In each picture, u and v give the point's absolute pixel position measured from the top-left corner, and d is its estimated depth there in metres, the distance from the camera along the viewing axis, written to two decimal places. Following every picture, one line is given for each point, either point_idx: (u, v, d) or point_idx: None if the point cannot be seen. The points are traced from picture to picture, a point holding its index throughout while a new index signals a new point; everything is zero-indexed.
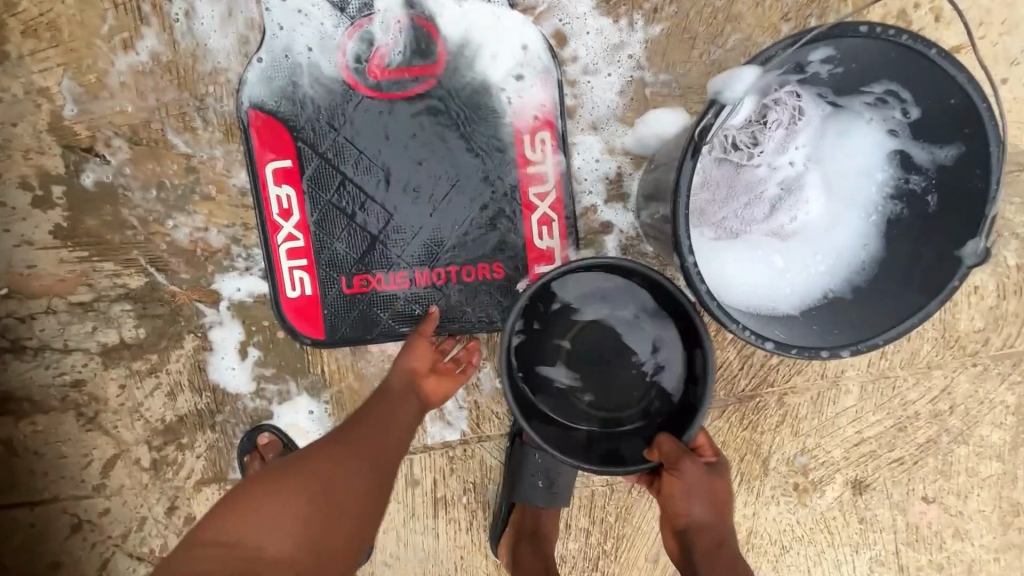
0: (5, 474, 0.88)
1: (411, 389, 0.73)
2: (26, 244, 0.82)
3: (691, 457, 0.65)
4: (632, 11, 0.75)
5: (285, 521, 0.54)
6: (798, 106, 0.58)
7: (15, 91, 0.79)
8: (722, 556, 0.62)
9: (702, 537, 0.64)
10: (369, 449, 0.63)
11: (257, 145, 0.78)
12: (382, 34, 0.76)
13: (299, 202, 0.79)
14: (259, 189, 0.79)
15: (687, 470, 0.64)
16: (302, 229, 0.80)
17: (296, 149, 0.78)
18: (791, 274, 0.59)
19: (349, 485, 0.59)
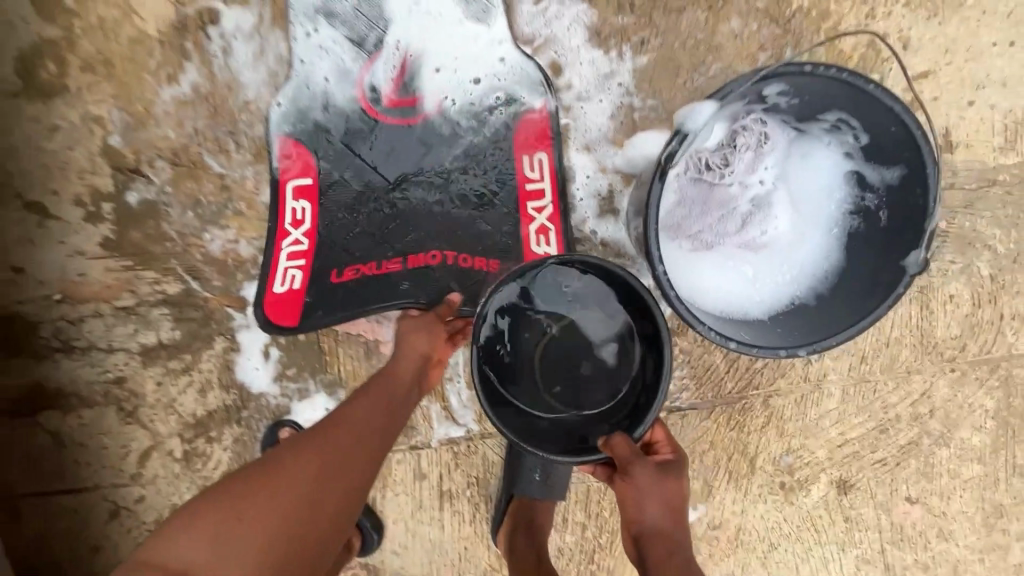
0: (52, 463, 0.97)
1: (409, 382, 0.76)
2: (78, 255, 0.92)
3: (642, 461, 0.67)
4: (621, 43, 0.82)
5: (247, 549, 0.54)
6: (764, 131, 0.64)
7: (72, 119, 0.89)
8: (673, 563, 0.65)
9: (656, 542, 0.66)
10: (348, 465, 0.63)
11: (281, 164, 0.87)
12: (387, 75, 0.85)
13: (311, 214, 0.87)
14: (277, 199, 0.87)
15: (639, 474, 0.67)
16: (310, 237, 0.87)
17: (316, 167, 0.87)
18: (761, 282, 0.65)
19: (320, 510, 0.59)
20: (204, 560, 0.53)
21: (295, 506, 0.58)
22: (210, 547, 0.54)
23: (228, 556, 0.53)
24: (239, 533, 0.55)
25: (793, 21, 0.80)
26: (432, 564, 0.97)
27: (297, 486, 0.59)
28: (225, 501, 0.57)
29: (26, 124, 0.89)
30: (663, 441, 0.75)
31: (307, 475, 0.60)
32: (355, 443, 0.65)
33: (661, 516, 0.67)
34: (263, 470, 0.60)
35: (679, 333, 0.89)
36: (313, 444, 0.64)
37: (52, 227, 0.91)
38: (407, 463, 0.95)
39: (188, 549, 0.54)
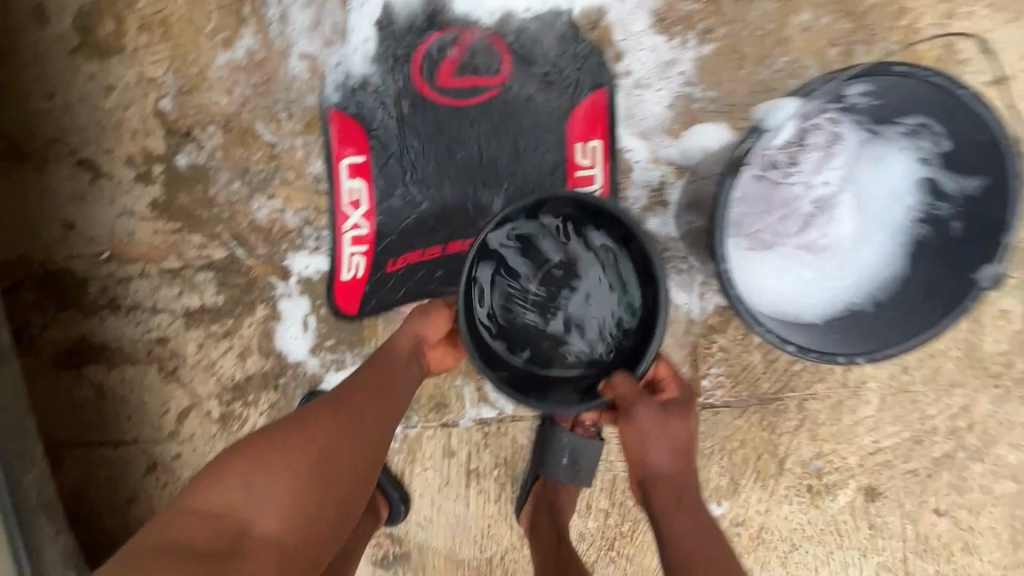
0: (95, 415, 1.00)
1: (411, 356, 0.77)
2: (127, 214, 0.93)
3: (644, 401, 0.70)
4: (685, 31, 0.80)
5: (277, 499, 0.59)
6: (837, 131, 0.62)
7: (128, 79, 0.89)
8: (682, 499, 0.69)
9: (661, 477, 0.71)
10: (360, 425, 0.66)
11: (334, 140, 0.87)
12: (454, 42, 0.84)
13: (368, 192, 0.88)
14: (330, 179, 0.88)
15: (642, 413, 0.70)
16: (368, 215, 0.89)
17: (367, 144, 0.87)
18: (819, 284, 0.64)
19: (343, 467, 0.63)
20: (238, 507, 0.58)
21: (319, 463, 0.61)
22: (243, 497, 0.59)
23: (261, 505, 0.58)
24: (264, 484, 0.59)
25: (868, 17, 0.77)
26: (455, 539, 0.99)
27: (319, 444, 0.62)
28: (254, 454, 0.61)
29: (83, 82, 0.90)
30: (668, 378, 0.78)
31: (329, 434, 0.63)
32: (366, 406, 0.68)
33: (666, 453, 0.71)
34: (287, 426, 0.64)
35: (719, 331, 0.88)
36: (329, 406, 0.66)
37: (103, 186, 0.93)
38: (437, 440, 0.96)
39: (220, 498, 0.58)
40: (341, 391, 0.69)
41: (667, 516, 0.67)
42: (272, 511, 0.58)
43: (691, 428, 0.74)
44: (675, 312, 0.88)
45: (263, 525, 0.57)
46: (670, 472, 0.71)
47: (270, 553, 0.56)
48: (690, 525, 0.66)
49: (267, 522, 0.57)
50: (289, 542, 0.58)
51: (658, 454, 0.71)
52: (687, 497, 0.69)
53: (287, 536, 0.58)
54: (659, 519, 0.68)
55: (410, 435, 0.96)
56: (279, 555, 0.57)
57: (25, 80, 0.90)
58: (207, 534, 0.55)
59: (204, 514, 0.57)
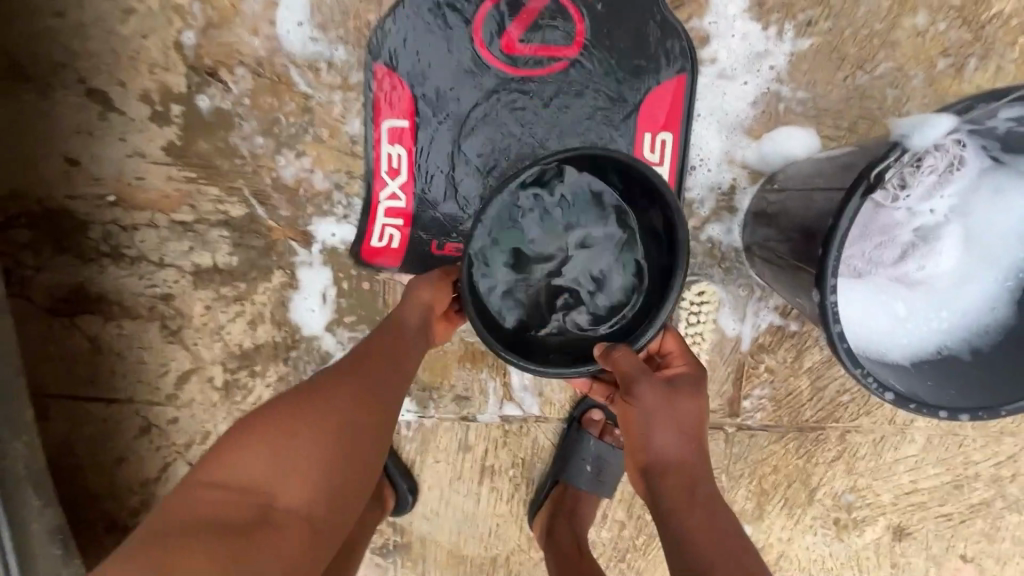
0: (87, 369, 0.92)
1: (422, 326, 0.68)
2: (138, 156, 0.84)
3: (647, 378, 0.60)
4: (783, 20, 0.72)
5: (304, 470, 0.53)
6: (959, 155, 0.55)
7: (151, 4, 0.80)
8: (695, 491, 0.58)
9: (666, 465, 0.59)
10: (383, 390, 0.60)
11: (377, 100, 0.79)
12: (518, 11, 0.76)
13: (409, 159, 0.80)
14: (370, 140, 0.80)
15: (645, 391, 0.60)
16: (407, 185, 0.81)
17: (414, 106, 0.79)
18: (912, 322, 0.58)
19: (370, 433, 0.58)
20: (261, 480, 0.52)
21: (345, 431, 0.56)
22: (266, 469, 0.53)
23: (287, 478, 0.53)
24: (287, 455, 0.54)
25: (987, 29, 0.70)
26: (460, 536, 0.95)
27: (343, 411, 0.56)
28: (273, 422, 0.55)
29: (100, 2, 0.80)
30: (675, 353, 0.68)
31: (352, 399, 0.57)
32: (387, 370, 0.62)
33: (673, 436, 0.60)
34: (305, 393, 0.58)
35: (769, 351, 0.82)
36: (344, 378, 0.59)
37: (113, 121, 0.83)
38: (453, 433, 0.91)
39: (243, 468, 0.53)
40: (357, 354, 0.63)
41: (671, 506, 0.57)
42: (301, 482, 0.53)
43: (703, 406, 0.63)
44: (726, 327, 0.82)
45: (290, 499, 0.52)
46: (679, 459, 0.60)
47: (299, 529, 0.52)
48: (703, 522, 0.55)
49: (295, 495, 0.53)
50: (320, 513, 0.53)
51: (663, 437, 0.60)
52: (697, 485, 0.58)
53: (315, 511, 0.53)
54: (664, 515, 0.57)
55: (426, 424, 0.91)
56: (309, 529, 0.52)
57: None
58: (230, 510, 0.50)
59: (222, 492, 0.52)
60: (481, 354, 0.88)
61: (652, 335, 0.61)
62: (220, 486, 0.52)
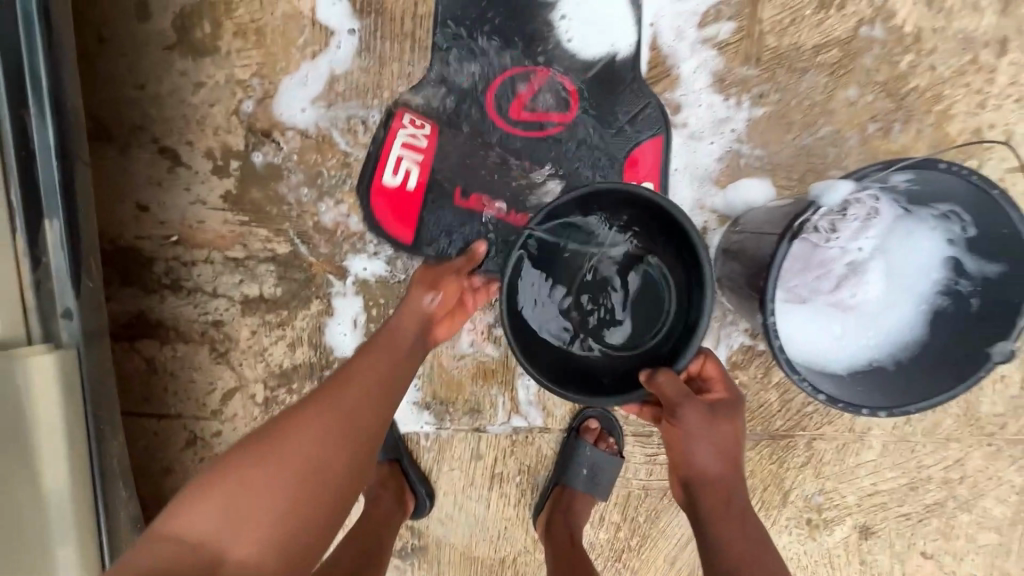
0: (143, 388, 1.04)
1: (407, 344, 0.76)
2: (199, 203, 0.99)
3: (691, 402, 0.71)
4: (741, 93, 0.87)
5: (259, 519, 0.57)
6: (875, 207, 0.69)
7: (217, 79, 0.95)
8: (730, 505, 0.68)
9: (706, 482, 0.70)
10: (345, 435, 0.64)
11: (396, 136, 0.94)
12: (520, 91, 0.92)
13: (416, 179, 0.95)
14: (383, 158, 0.95)
15: (688, 412, 0.71)
16: (413, 197, 0.95)
17: (434, 134, 0.94)
18: (846, 339, 0.71)
19: (330, 474, 0.61)
20: (215, 532, 0.56)
21: (305, 474, 0.60)
22: (223, 518, 0.57)
23: (240, 527, 0.56)
24: (245, 504, 0.57)
25: (907, 99, 0.85)
26: (472, 538, 1.05)
27: (301, 458, 0.60)
28: (235, 470, 0.60)
29: (175, 77, 0.96)
30: (715, 378, 0.77)
31: (310, 444, 0.61)
32: (351, 412, 0.66)
33: (711, 455, 0.71)
34: (267, 440, 0.62)
35: (741, 368, 0.95)
36: (303, 420, 0.63)
37: (180, 174, 0.98)
38: (467, 443, 1.03)
39: (201, 519, 0.56)
40: (327, 391, 0.67)
41: (710, 515, 0.68)
42: (253, 532, 0.56)
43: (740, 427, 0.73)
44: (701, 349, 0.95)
45: (241, 551, 0.55)
46: (715, 476, 0.70)
47: None
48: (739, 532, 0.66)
49: (249, 544, 0.56)
50: (270, 563, 0.56)
51: (703, 454, 0.71)
52: (730, 495, 0.70)
53: (268, 559, 0.56)
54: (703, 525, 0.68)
55: (443, 435, 1.03)
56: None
57: (120, 68, 0.96)
58: (187, 561, 0.53)
59: (181, 542, 0.55)
60: (491, 372, 1.01)
61: (690, 356, 0.72)
62: (179, 537, 0.56)
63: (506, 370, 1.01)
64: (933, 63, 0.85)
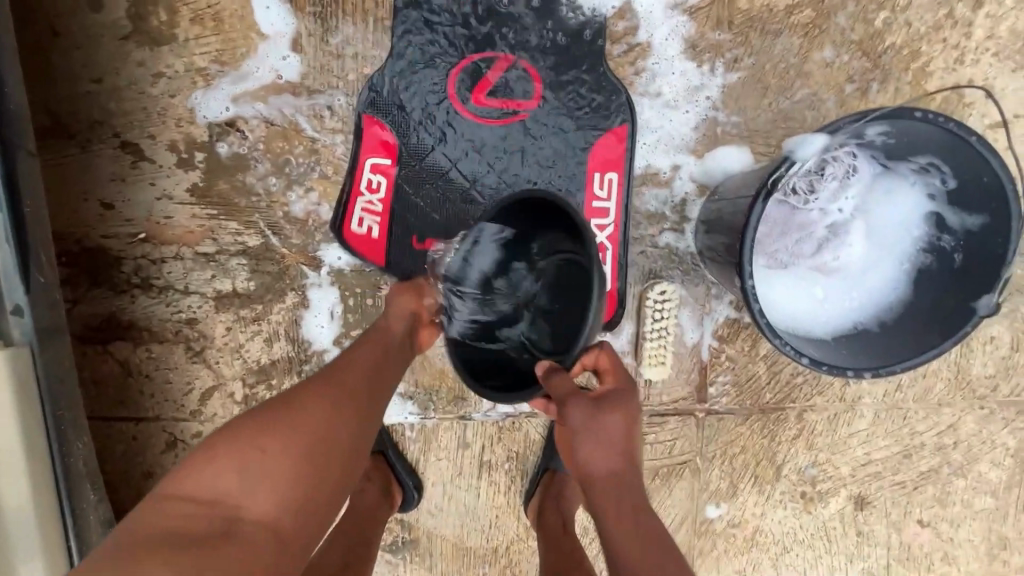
0: (118, 391, 1.00)
1: (405, 337, 0.76)
2: (166, 198, 0.96)
3: (576, 398, 0.68)
4: (714, 59, 0.85)
5: (277, 482, 0.54)
6: (853, 164, 0.67)
7: (177, 68, 0.92)
8: (624, 500, 0.65)
9: (602, 480, 0.67)
10: (358, 405, 0.63)
11: (362, 144, 0.91)
12: (481, 79, 0.89)
13: (381, 228, 0.92)
14: (347, 215, 0.93)
15: (573, 411, 0.68)
16: (380, 247, 0.93)
17: (397, 151, 0.91)
18: (829, 303, 0.70)
19: (345, 443, 0.59)
20: (230, 493, 0.53)
21: (321, 440, 0.58)
22: (239, 480, 0.54)
23: (258, 488, 0.53)
24: (262, 468, 0.54)
25: (884, 57, 0.83)
26: (463, 528, 1.03)
27: (317, 424, 0.58)
28: (248, 432, 0.56)
29: (132, 68, 0.93)
30: (609, 367, 0.74)
31: (325, 412, 0.59)
32: (361, 387, 0.65)
33: (603, 453, 0.67)
34: (282, 404, 0.59)
35: (728, 342, 0.93)
36: (317, 388, 0.62)
37: (144, 169, 0.95)
38: (453, 431, 1.01)
39: (213, 480, 0.53)
40: (336, 368, 0.66)
41: (605, 510, 0.65)
42: (272, 493, 0.54)
43: (633, 415, 0.70)
44: (682, 332, 0.93)
45: (260, 511, 0.52)
46: (611, 473, 0.67)
47: (266, 540, 0.52)
48: (634, 531, 0.63)
49: (265, 507, 0.53)
50: (288, 526, 0.54)
51: (592, 453, 0.68)
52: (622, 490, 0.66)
53: (283, 523, 0.54)
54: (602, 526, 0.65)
55: (428, 424, 1.00)
56: (274, 541, 0.52)
57: (75, 61, 0.93)
58: (199, 522, 0.50)
59: (191, 505, 0.51)
60: None
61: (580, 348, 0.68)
62: (191, 500, 0.52)
63: None
64: (908, 19, 0.83)
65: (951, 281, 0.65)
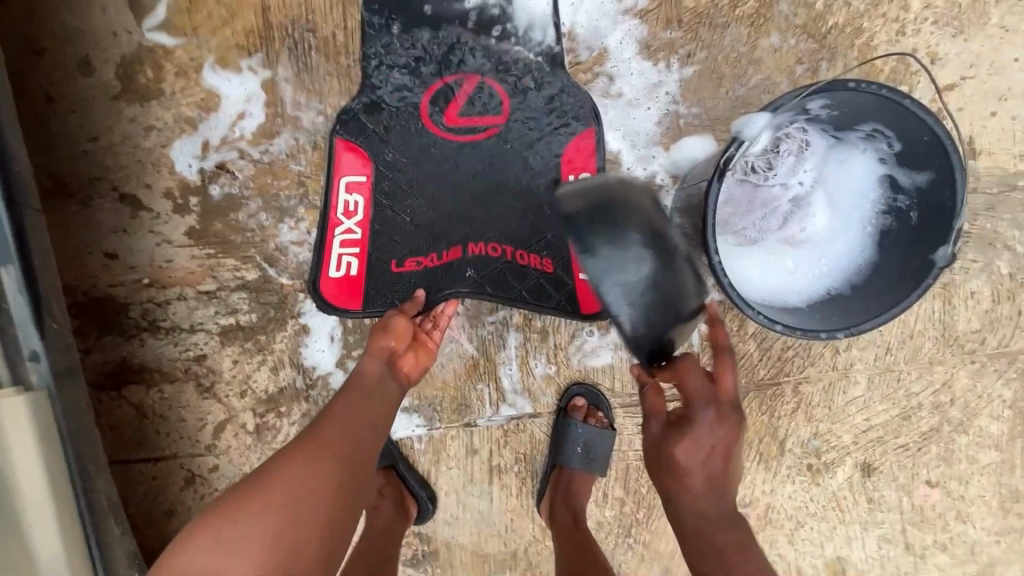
0: (135, 433, 1.04)
1: (382, 376, 0.79)
2: (165, 243, 1.00)
3: (653, 418, 0.76)
4: (669, 56, 0.90)
5: (255, 543, 0.57)
6: (805, 139, 0.72)
7: (166, 119, 0.98)
8: (695, 520, 0.69)
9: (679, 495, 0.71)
10: (330, 453, 0.65)
11: (337, 164, 0.96)
12: (454, 97, 0.94)
13: (359, 257, 0.97)
14: (325, 243, 0.97)
15: (653, 429, 0.76)
16: (357, 285, 0.98)
17: (371, 168, 0.96)
18: (800, 274, 0.73)
19: (320, 489, 0.62)
20: (213, 566, 0.55)
21: (295, 494, 0.61)
22: (219, 552, 0.57)
23: (237, 553, 0.56)
24: (238, 534, 0.57)
25: (829, 37, 0.87)
26: (481, 535, 1.05)
27: (288, 480, 0.61)
28: (226, 507, 0.60)
29: (125, 124, 0.98)
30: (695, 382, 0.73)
31: (296, 469, 0.62)
32: (334, 437, 0.67)
33: (676, 472, 0.71)
34: (257, 476, 0.63)
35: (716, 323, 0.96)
36: (289, 449, 0.65)
37: (143, 217, 1.00)
38: (460, 439, 1.03)
39: (198, 558, 0.56)
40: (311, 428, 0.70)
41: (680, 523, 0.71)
42: (252, 555, 0.56)
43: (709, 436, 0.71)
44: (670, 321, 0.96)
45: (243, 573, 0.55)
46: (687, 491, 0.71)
47: None
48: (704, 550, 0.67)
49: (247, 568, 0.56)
50: None
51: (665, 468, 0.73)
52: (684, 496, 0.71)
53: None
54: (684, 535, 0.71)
55: (435, 436, 1.03)
56: None
57: (71, 124, 0.98)
58: None
59: None
60: (475, 366, 1.01)
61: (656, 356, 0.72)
62: None
63: (488, 362, 1.00)
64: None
65: (913, 239, 0.68)
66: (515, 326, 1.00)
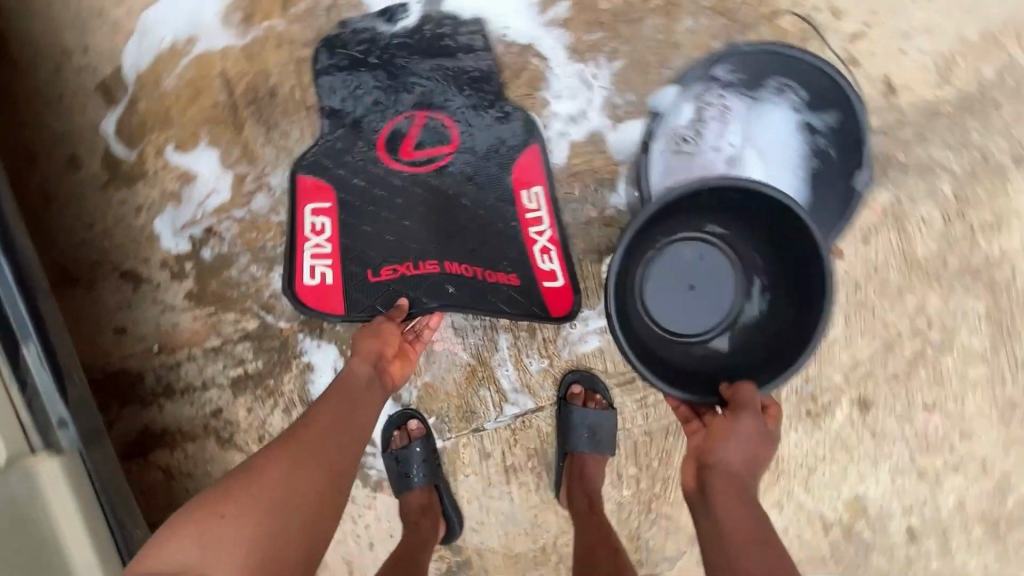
0: (166, 495, 1.09)
1: (369, 378, 0.83)
2: (168, 309, 1.07)
3: (750, 412, 0.72)
4: (596, 54, 0.98)
5: (236, 544, 0.60)
6: (724, 105, 0.92)
7: (153, 197, 1.06)
8: (745, 498, 0.66)
9: (729, 472, 0.68)
10: (315, 459, 0.68)
11: (300, 195, 1.01)
12: (411, 126, 1.01)
13: (333, 269, 1.01)
14: (297, 263, 1.01)
15: (745, 418, 0.71)
16: (333, 292, 1.01)
17: (333, 193, 1.02)
18: None
19: (305, 495, 0.65)
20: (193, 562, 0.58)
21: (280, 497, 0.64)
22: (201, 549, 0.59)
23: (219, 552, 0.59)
24: (221, 534, 0.60)
25: (736, 11, 0.95)
26: (509, 536, 1.08)
27: (272, 483, 0.64)
28: (208, 505, 0.62)
29: (116, 208, 1.06)
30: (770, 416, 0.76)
31: (280, 472, 0.65)
32: (317, 441, 0.70)
33: (743, 456, 0.69)
34: (241, 474, 0.65)
35: None
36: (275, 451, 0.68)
37: (145, 289, 1.07)
38: (472, 446, 1.07)
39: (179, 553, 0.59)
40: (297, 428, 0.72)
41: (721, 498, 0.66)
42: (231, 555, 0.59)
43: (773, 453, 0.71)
44: None
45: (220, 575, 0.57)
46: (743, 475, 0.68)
47: None
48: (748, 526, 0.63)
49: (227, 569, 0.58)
50: None
51: (736, 450, 0.69)
52: (745, 493, 0.66)
53: None
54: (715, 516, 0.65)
55: (448, 447, 1.07)
56: None
57: (69, 217, 1.07)
58: None
59: None
60: (473, 372, 1.06)
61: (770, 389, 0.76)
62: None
63: (485, 367, 1.05)
64: None
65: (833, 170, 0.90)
66: (503, 327, 1.05)
